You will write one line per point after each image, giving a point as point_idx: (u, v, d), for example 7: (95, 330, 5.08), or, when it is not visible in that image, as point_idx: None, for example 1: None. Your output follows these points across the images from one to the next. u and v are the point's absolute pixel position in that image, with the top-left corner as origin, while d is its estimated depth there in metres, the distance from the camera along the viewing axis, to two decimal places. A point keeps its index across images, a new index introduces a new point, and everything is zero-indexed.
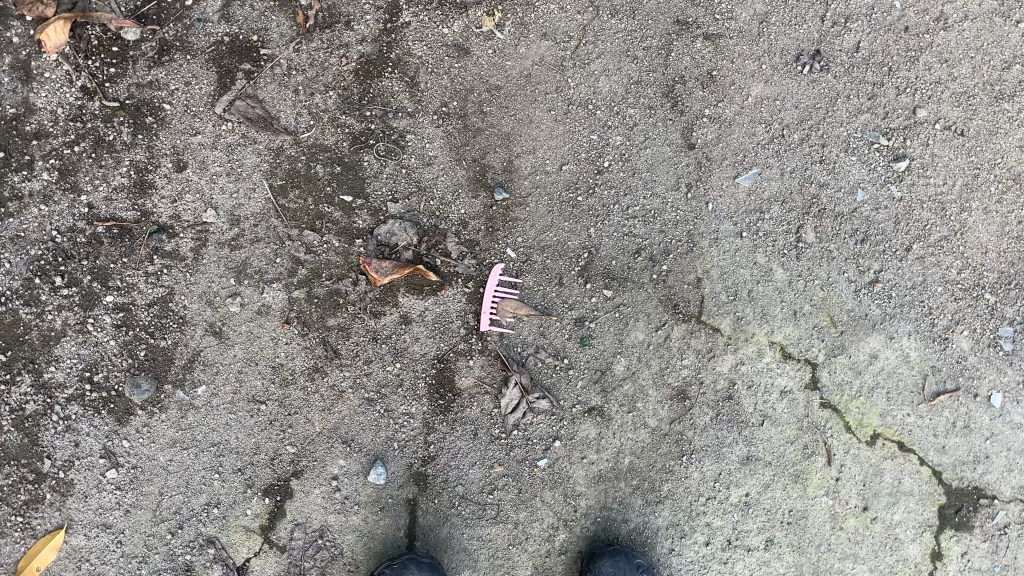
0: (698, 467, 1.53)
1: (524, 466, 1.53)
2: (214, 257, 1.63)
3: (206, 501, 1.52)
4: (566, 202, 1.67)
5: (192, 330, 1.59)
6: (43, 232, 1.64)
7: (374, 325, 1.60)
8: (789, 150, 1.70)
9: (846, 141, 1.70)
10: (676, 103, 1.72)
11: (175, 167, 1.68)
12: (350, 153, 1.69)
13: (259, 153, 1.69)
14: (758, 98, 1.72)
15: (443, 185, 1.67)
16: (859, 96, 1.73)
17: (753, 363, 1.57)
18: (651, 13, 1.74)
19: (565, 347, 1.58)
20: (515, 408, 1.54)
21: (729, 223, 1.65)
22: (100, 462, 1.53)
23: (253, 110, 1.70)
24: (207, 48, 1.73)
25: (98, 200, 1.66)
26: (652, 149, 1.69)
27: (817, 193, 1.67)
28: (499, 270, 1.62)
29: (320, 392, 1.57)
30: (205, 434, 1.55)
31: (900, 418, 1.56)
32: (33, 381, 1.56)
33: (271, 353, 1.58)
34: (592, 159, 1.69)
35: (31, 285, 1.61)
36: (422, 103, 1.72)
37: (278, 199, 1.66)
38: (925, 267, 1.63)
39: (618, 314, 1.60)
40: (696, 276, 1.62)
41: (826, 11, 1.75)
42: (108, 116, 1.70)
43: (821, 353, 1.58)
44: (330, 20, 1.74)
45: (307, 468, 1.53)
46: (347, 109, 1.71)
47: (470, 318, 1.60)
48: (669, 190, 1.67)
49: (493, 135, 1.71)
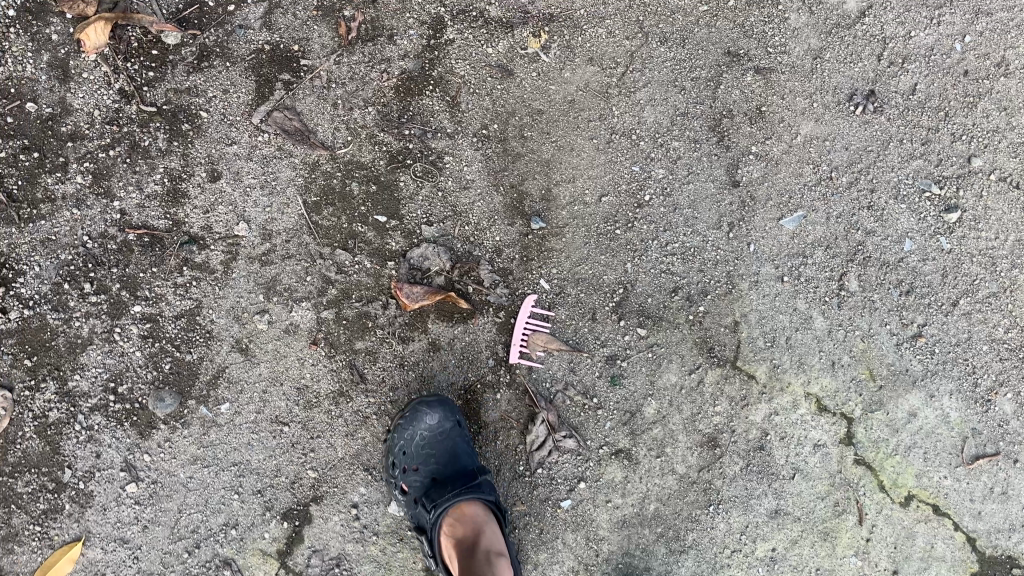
0: (724, 518, 1.50)
1: (547, 506, 1.50)
2: (244, 272, 1.61)
3: (224, 521, 1.51)
4: (604, 235, 1.63)
5: (218, 345, 1.57)
6: (75, 236, 1.62)
7: (402, 351, 1.57)
8: (838, 193, 1.64)
9: (896, 188, 1.65)
10: (722, 137, 1.67)
11: (208, 177, 1.65)
12: (386, 172, 1.65)
13: (294, 167, 1.66)
14: (808, 137, 1.67)
15: (479, 211, 1.64)
16: (913, 140, 1.67)
17: (787, 414, 1.54)
18: (701, 43, 1.71)
19: (595, 385, 1.55)
20: (541, 446, 1.52)
21: (771, 266, 1.61)
22: (121, 475, 1.52)
23: (291, 122, 1.68)
24: (248, 56, 1.70)
25: (131, 206, 1.63)
26: (696, 185, 1.65)
27: (863, 240, 1.62)
28: (532, 300, 1.59)
29: (344, 417, 1.54)
30: (226, 452, 1.53)
31: (936, 480, 1.52)
32: (57, 388, 1.55)
33: (297, 373, 1.56)
34: (633, 191, 1.65)
35: (60, 290, 1.59)
36: (462, 124, 1.68)
37: (312, 215, 1.63)
38: (972, 324, 1.58)
39: (651, 354, 1.56)
40: (733, 319, 1.58)
41: (883, 49, 1.71)
42: (145, 120, 1.67)
43: (858, 407, 1.54)
44: (372, 33, 1.71)
45: (327, 494, 1.52)
46: (385, 126, 1.68)
47: (500, 349, 1.57)
48: (711, 228, 1.63)
49: (533, 161, 1.66)
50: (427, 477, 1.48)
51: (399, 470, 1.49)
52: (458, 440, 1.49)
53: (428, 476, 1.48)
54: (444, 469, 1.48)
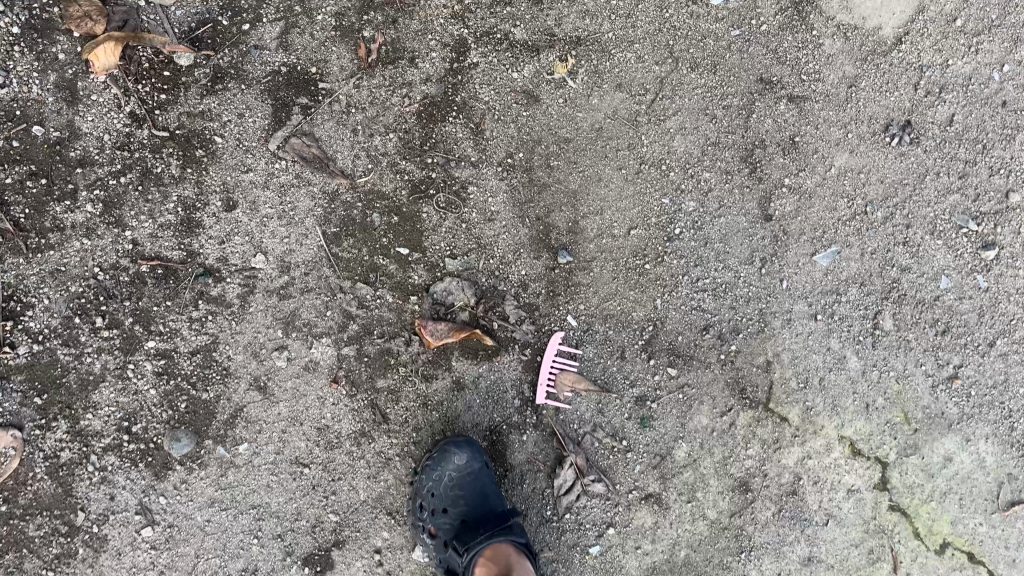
0: (756, 565, 1.48)
1: (575, 552, 1.48)
2: (262, 306, 1.56)
3: (243, 566, 1.48)
4: (633, 269, 1.57)
5: (236, 383, 1.53)
6: (85, 267, 1.56)
7: (426, 390, 1.53)
8: (873, 227, 1.60)
9: (933, 223, 1.60)
10: (754, 169, 1.62)
11: (223, 206, 1.59)
12: (408, 202, 1.60)
13: (312, 196, 1.60)
14: (842, 169, 1.62)
15: (504, 244, 1.58)
16: (949, 173, 1.63)
17: (820, 458, 1.51)
18: (733, 69, 1.65)
19: (624, 427, 1.51)
20: (569, 490, 1.49)
21: (804, 304, 1.57)
22: (136, 518, 1.48)
23: (309, 149, 1.61)
24: (264, 78, 1.63)
25: (143, 236, 1.57)
26: (727, 219, 1.60)
27: (898, 278, 1.58)
28: (559, 337, 1.53)
29: (366, 458, 1.50)
30: (245, 494, 1.49)
31: (972, 526, 1.50)
32: (69, 428, 1.50)
33: (317, 413, 1.52)
34: (662, 225, 1.59)
35: (70, 324, 1.54)
36: (487, 152, 1.62)
37: (332, 246, 1.58)
38: (1008, 365, 1.56)
39: (682, 395, 1.52)
40: (765, 359, 1.54)
41: (920, 78, 1.65)
42: (157, 146, 1.60)
43: (893, 451, 1.52)
44: (393, 55, 1.64)
45: (349, 539, 1.49)
46: (407, 154, 1.62)
47: (526, 388, 1.53)
48: (743, 263, 1.58)
49: (560, 192, 1.60)
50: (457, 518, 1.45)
51: (427, 512, 1.46)
52: (486, 479, 1.46)
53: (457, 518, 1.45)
54: (473, 510, 1.46)
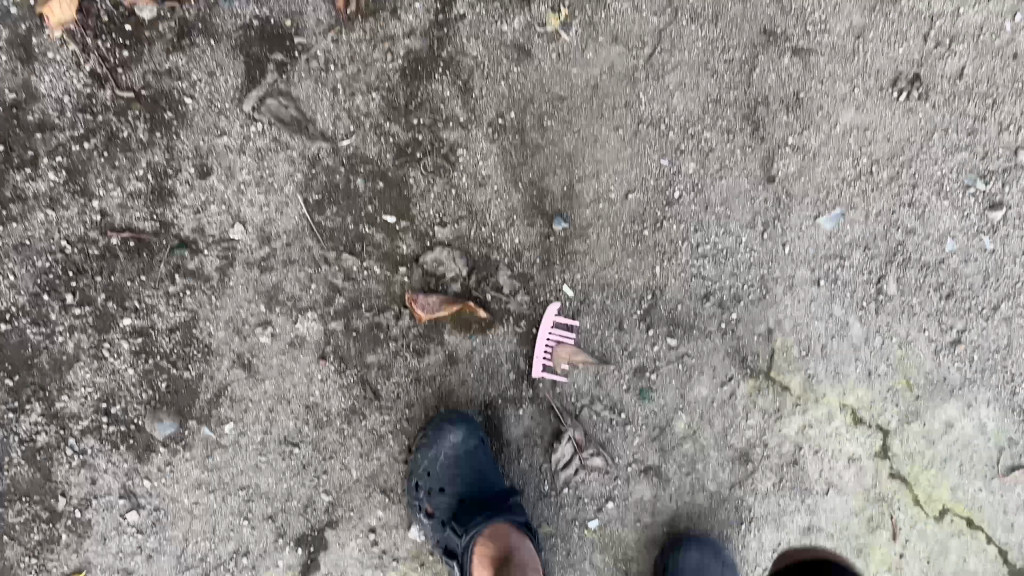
0: (756, 536, 1.48)
1: (574, 527, 1.47)
2: (242, 280, 1.48)
3: (234, 549, 1.44)
4: (631, 236, 1.51)
5: (219, 361, 1.46)
6: (51, 240, 1.47)
7: (418, 365, 1.47)
8: (878, 188, 1.54)
9: (940, 183, 1.54)
10: (757, 127, 1.53)
11: (197, 172, 1.49)
12: (394, 166, 1.51)
13: (292, 161, 1.50)
14: (847, 127, 1.54)
15: (496, 210, 1.51)
16: (958, 130, 1.55)
17: (821, 427, 1.50)
18: (736, 20, 1.52)
19: (623, 399, 1.48)
20: (567, 465, 1.46)
21: (806, 269, 1.52)
22: (120, 502, 1.43)
23: (287, 111, 1.50)
24: (234, 33, 1.49)
25: (112, 207, 1.48)
26: (728, 180, 1.52)
27: (903, 240, 1.53)
28: (555, 308, 1.48)
29: (358, 436, 1.46)
30: (233, 476, 1.44)
31: (972, 493, 1.51)
32: (44, 410, 1.44)
33: (305, 391, 1.46)
34: (661, 188, 1.52)
35: (39, 302, 1.46)
36: (476, 112, 1.51)
37: (314, 215, 1.50)
38: (1012, 329, 1.52)
39: (681, 364, 1.49)
40: (767, 327, 1.50)
41: (930, 28, 1.54)
42: (121, 108, 1.49)
43: (894, 419, 1.51)
44: (373, 7, 1.50)
45: (343, 519, 1.45)
46: (392, 115, 1.51)
47: (521, 361, 1.48)
48: (745, 227, 1.52)
49: (554, 154, 1.52)
50: (455, 497, 1.44)
51: (423, 491, 1.44)
52: (483, 455, 1.44)
53: (455, 497, 1.44)
54: (471, 488, 1.44)
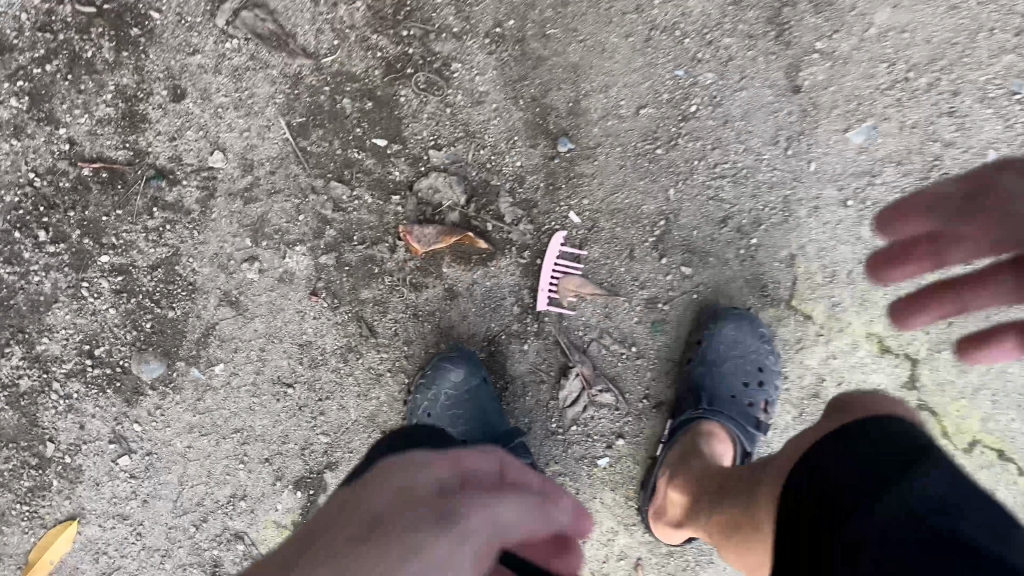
0: None
1: (583, 465, 1.41)
2: (225, 212, 1.38)
3: (231, 493, 1.40)
4: (642, 156, 1.39)
5: (205, 300, 1.38)
6: (18, 172, 1.37)
7: (416, 301, 1.39)
8: (915, 96, 1.38)
9: (984, 89, 1.37)
10: (782, 31, 1.37)
11: (170, 95, 1.37)
12: (384, 84, 1.38)
13: (272, 80, 1.37)
14: (882, 29, 1.37)
15: (495, 130, 1.38)
16: (1005, 29, 1.37)
17: (845, 357, 1.41)
18: None
19: (634, 332, 1.40)
20: (575, 402, 1.39)
21: (833, 188, 1.39)
22: (111, 447, 1.38)
23: (264, 24, 1.36)
24: None
25: (81, 134, 1.37)
26: (749, 91, 1.38)
27: (941, 154, 1.39)
28: (561, 237, 1.38)
29: (355, 375, 1.39)
30: (226, 418, 1.39)
31: (1005, 424, 1.42)
32: (25, 353, 1.37)
33: (297, 329, 1.38)
34: (676, 101, 1.38)
35: (11, 239, 1.38)
36: (471, 22, 1.37)
37: (299, 140, 1.38)
38: None
39: (697, 295, 1.41)
40: (789, 252, 1.40)
41: None
42: (83, 25, 1.35)
43: (924, 347, 1.41)
44: None
45: (342, 460, 1.41)
46: (379, 26, 1.37)
47: (525, 294, 1.39)
48: (767, 143, 1.39)
49: (558, 67, 1.38)
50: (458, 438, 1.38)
51: None
52: (485, 394, 1.37)
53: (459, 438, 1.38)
54: (475, 428, 1.37)
